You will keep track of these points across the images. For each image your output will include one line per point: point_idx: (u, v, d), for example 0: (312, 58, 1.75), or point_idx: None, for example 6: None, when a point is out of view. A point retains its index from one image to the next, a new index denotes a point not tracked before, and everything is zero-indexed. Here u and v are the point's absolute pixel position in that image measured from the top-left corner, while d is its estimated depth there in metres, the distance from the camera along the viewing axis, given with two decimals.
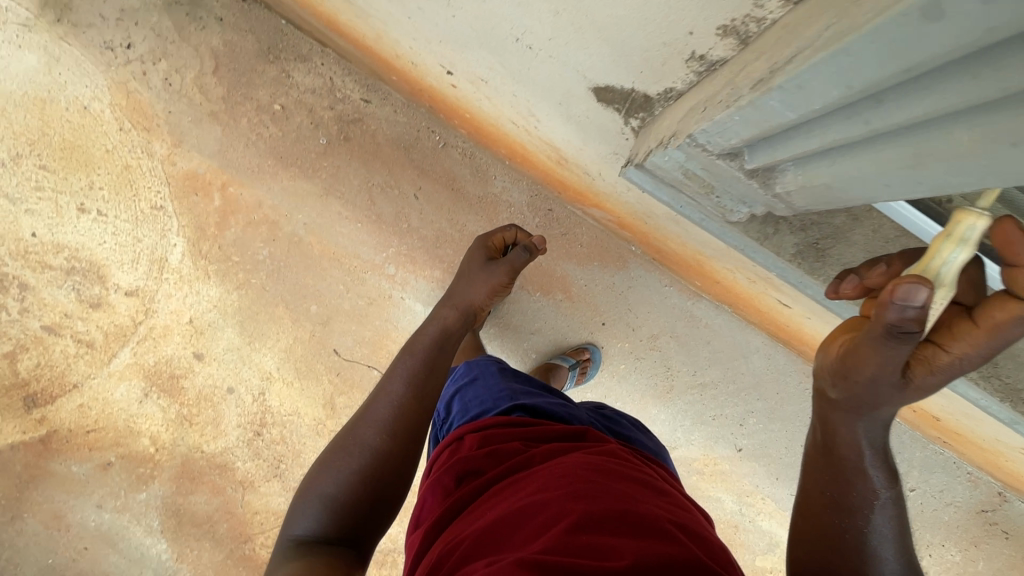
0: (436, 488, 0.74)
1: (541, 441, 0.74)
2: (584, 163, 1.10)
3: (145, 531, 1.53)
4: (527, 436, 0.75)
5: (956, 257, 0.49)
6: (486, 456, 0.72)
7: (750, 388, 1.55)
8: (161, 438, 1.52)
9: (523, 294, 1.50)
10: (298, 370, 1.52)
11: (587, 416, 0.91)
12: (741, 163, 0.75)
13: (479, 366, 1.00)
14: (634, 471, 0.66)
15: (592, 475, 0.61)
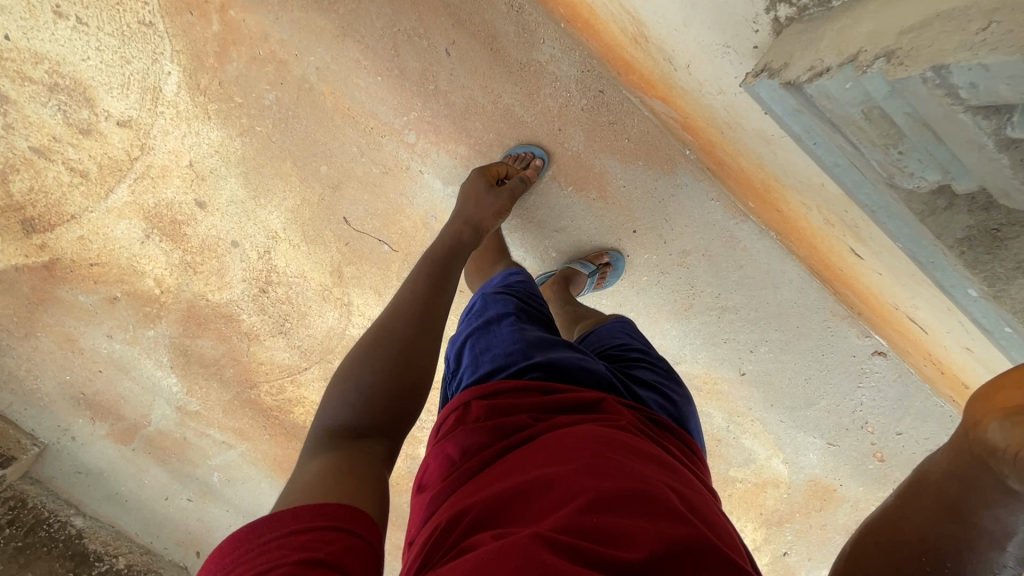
0: (439, 460, 0.68)
1: (558, 403, 0.70)
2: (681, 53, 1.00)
3: (156, 365, 1.59)
4: (540, 404, 0.69)
5: None
6: (494, 426, 0.66)
7: (770, 318, 1.48)
8: (166, 281, 1.49)
9: (553, 186, 1.36)
10: (305, 234, 1.44)
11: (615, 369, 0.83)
12: (971, 115, 0.64)
13: (498, 305, 0.88)
14: (648, 447, 0.64)
15: (607, 451, 0.59)
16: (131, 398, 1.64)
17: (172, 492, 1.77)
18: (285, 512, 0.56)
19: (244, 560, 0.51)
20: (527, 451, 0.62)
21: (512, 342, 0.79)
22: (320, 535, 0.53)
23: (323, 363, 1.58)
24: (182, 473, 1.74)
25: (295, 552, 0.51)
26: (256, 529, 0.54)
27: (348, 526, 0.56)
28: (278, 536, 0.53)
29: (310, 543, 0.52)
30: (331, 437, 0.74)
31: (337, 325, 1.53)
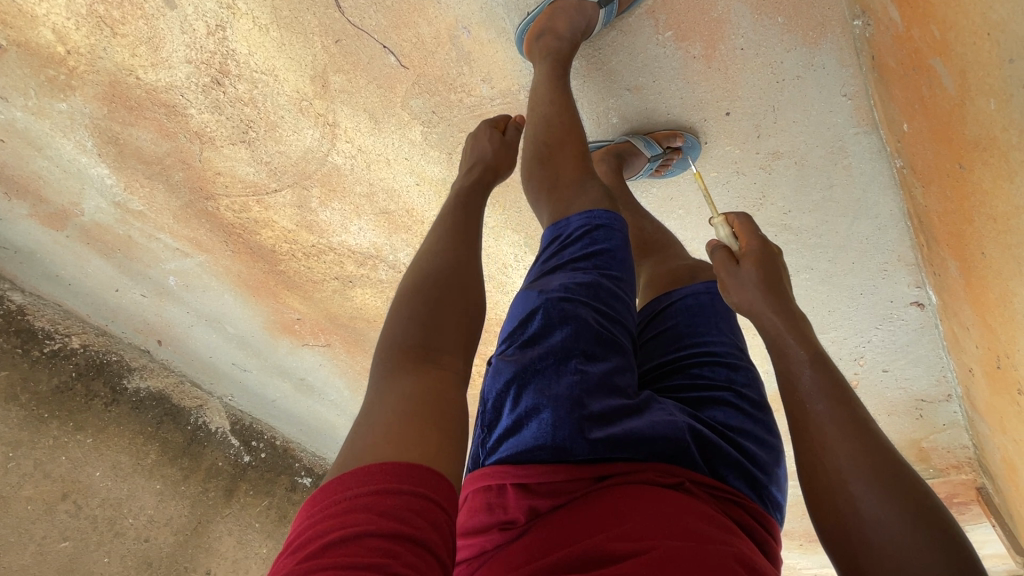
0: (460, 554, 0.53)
1: (617, 469, 0.52)
2: None
3: (77, 147, 1.24)
4: (590, 475, 0.51)
5: (722, 229, 0.80)
6: (531, 517, 0.50)
7: (829, 248, 1.27)
8: (71, 38, 1.06)
9: (645, 25, 0.97)
10: (278, 13, 1.01)
11: (692, 409, 0.61)
12: None
13: (561, 303, 0.60)
14: (712, 515, 0.50)
15: (670, 519, 0.48)
16: (51, 180, 1.33)
17: (123, 286, 1.60)
18: (373, 461, 0.47)
19: (327, 515, 0.44)
20: (562, 530, 0.48)
21: (571, 404, 0.53)
22: (412, 503, 0.45)
23: (297, 188, 1.28)
24: (131, 271, 1.55)
25: (383, 523, 0.43)
26: (342, 482, 0.46)
27: (440, 497, 0.47)
28: (365, 493, 0.45)
29: (398, 513, 0.44)
30: (408, 358, 0.58)
31: (316, 147, 1.19)
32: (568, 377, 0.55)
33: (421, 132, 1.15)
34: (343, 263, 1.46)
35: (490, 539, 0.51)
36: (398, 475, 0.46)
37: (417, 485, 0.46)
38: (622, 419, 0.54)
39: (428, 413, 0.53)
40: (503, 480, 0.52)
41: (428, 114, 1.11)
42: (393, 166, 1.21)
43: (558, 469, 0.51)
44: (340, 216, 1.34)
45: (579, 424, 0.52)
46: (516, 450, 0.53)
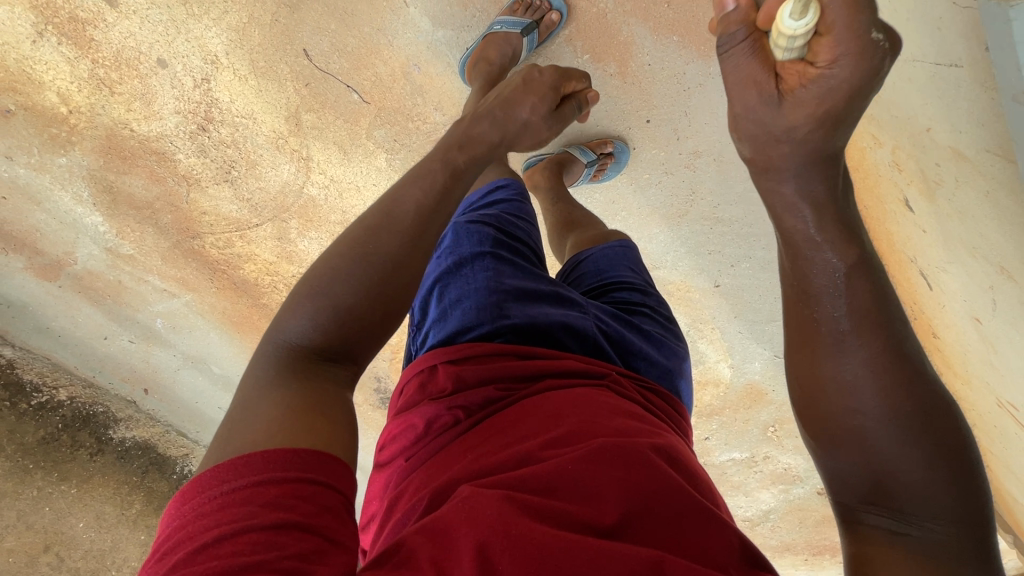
0: (398, 436, 0.60)
1: (538, 355, 0.62)
2: None
3: (73, 198, 1.37)
4: (514, 360, 0.61)
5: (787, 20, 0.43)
6: (460, 398, 0.59)
7: (761, 236, 1.42)
8: (73, 99, 1.21)
9: (566, 51, 1.15)
10: (254, 64, 1.17)
11: (604, 309, 0.73)
12: None
13: (475, 228, 0.73)
14: (632, 408, 0.58)
15: (596, 412, 0.55)
16: (47, 232, 1.44)
17: (112, 333, 1.68)
18: (258, 450, 0.49)
19: (205, 508, 0.46)
20: (496, 430, 0.54)
21: (488, 291, 0.66)
22: (297, 491, 0.47)
23: (277, 221, 1.42)
24: (120, 317, 1.63)
25: (263, 514, 0.45)
26: (215, 476, 0.48)
27: (332, 481, 0.49)
28: (242, 487, 0.47)
29: (280, 501, 0.46)
30: (288, 360, 0.58)
31: (293, 180, 1.34)
32: (485, 272, 0.68)
33: (385, 160, 1.30)
34: None
35: (424, 415, 0.59)
36: (276, 469, 0.48)
37: (302, 472, 0.48)
38: (536, 304, 0.67)
39: (312, 407, 0.54)
40: (437, 358, 0.63)
41: (390, 142, 1.27)
42: (363, 193, 1.35)
43: (481, 343, 0.63)
44: (318, 245, 1.47)
45: (496, 306, 0.65)
46: (443, 333, 0.66)
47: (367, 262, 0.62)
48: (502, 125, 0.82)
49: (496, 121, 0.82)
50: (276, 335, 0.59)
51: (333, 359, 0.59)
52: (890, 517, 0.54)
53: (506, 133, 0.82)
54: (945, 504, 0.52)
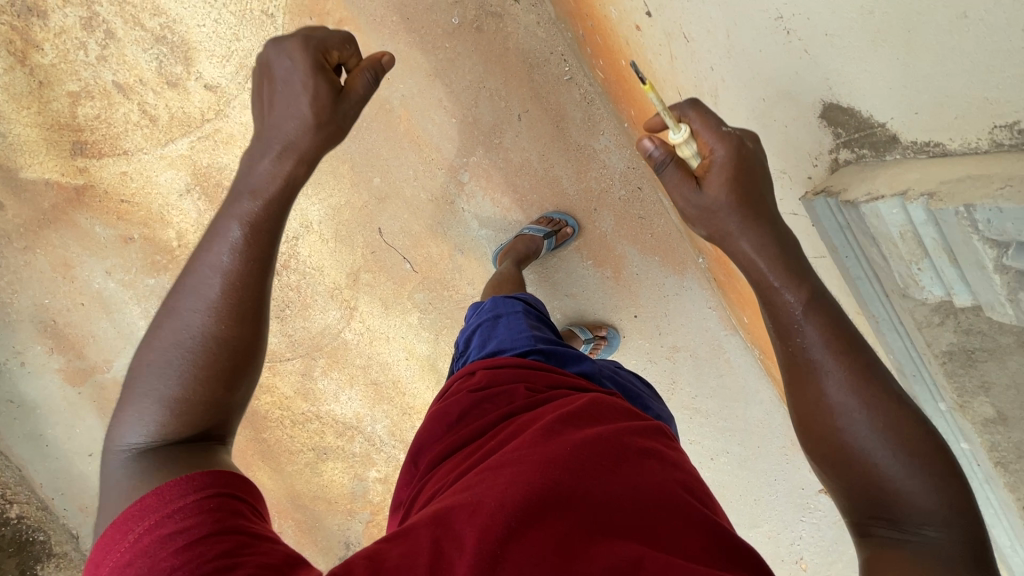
0: (434, 423, 0.76)
1: (553, 375, 0.80)
2: None
3: (141, 313, 1.57)
4: (529, 376, 0.78)
5: (677, 138, 0.60)
6: (491, 395, 0.75)
7: (735, 431, 1.57)
8: (186, 237, 1.53)
9: (575, 256, 1.50)
10: (338, 232, 1.52)
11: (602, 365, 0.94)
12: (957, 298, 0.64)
13: (506, 304, 1.00)
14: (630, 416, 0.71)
15: (594, 417, 0.67)
16: (100, 339, 1.59)
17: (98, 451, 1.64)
18: (144, 494, 0.54)
19: (132, 555, 0.50)
20: (514, 427, 0.67)
21: (521, 330, 0.91)
22: (199, 506, 0.52)
23: (307, 357, 1.59)
24: None
25: (179, 535, 0.50)
26: (119, 532, 0.52)
27: (210, 489, 0.54)
28: (141, 529, 0.51)
29: (185, 520, 0.51)
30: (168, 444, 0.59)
31: (335, 324, 1.57)
32: (518, 321, 0.94)
33: (417, 317, 1.55)
34: (324, 432, 1.64)
35: (460, 407, 0.75)
36: (159, 503, 0.52)
37: (178, 501, 0.53)
38: (556, 344, 0.90)
39: (185, 459, 0.58)
40: (475, 371, 0.83)
41: (426, 304, 1.55)
42: (390, 343, 1.57)
43: (509, 360, 0.82)
44: (335, 385, 1.61)
45: (525, 338, 0.88)
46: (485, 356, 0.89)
47: (203, 350, 0.62)
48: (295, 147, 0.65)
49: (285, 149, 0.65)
50: (119, 448, 0.60)
51: (212, 425, 0.63)
52: (889, 530, 0.58)
53: (300, 151, 0.66)
54: (939, 508, 0.57)
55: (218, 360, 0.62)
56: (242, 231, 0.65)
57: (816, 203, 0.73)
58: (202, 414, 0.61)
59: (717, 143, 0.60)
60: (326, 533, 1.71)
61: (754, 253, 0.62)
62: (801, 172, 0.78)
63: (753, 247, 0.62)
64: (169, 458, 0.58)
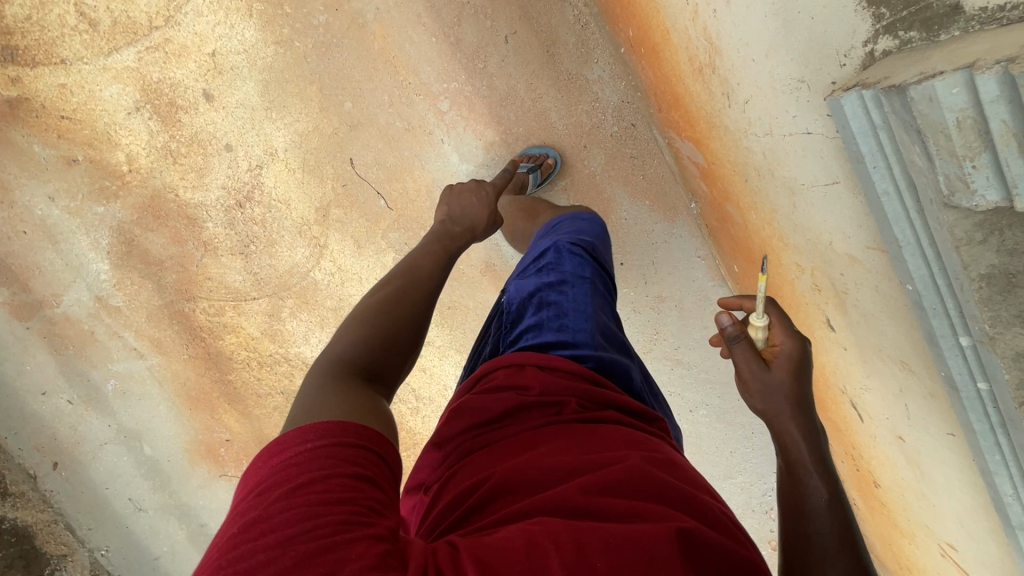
0: (470, 413, 0.70)
1: (609, 391, 0.74)
2: (732, 71, 0.81)
3: (91, 244, 1.46)
4: (580, 385, 0.72)
5: (755, 319, 0.69)
6: (544, 402, 0.69)
7: (715, 384, 1.55)
8: (137, 162, 1.40)
9: (561, 197, 1.40)
10: (306, 162, 1.40)
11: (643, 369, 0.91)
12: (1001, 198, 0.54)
13: (566, 255, 0.91)
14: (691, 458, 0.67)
15: (660, 457, 0.63)
16: (47, 271, 1.47)
17: (53, 389, 1.56)
18: (335, 420, 0.53)
19: (292, 466, 0.48)
20: (575, 450, 0.62)
21: (582, 313, 0.84)
22: (363, 454, 0.51)
23: (274, 298, 1.50)
24: (72, 372, 1.55)
25: (342, 469, 0.48)
26: (298, 434, 0.51)
27: (377, 446, 0.53)
28: (320, 446, 0.50)
29: (351, 459, 0.50)
30: (348, 368, 0.65)
31: (304, 263, 1.47)
32: (582, 294, 0.86)
33: (392, 259, 1.47)
34: (294, 376, 1.58)
35: (509, 408, 0.69)
36: (341, 434, 0.52)
37: (346, 437, 0.51)
38: (615, 337, 0.85)
39: (360, 398, 0.60)
40: (516, 360, 0.76)
41: (401, 245, 1.46)
42: (363, 285, 1.49)
43: (556, 357, 0.75)
44: (305, 328, 1.53)
45: (589, 334, 0.81)
46: (535, 338, 0.80)
47: (400, 308, 0.76)
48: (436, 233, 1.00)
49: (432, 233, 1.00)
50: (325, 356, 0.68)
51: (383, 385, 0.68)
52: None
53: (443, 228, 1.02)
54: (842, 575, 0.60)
55: (407, 317, 0.76)
56: (434, 245, 0.96)
57: (846, 99, 0.63)
58: (385, 363, 0.69)
59: (786, 338, 0.69)
60: None
61: (794, 408, 0.67)
62: (824, 78, 0.68)
63: (801, 434, 0.66)
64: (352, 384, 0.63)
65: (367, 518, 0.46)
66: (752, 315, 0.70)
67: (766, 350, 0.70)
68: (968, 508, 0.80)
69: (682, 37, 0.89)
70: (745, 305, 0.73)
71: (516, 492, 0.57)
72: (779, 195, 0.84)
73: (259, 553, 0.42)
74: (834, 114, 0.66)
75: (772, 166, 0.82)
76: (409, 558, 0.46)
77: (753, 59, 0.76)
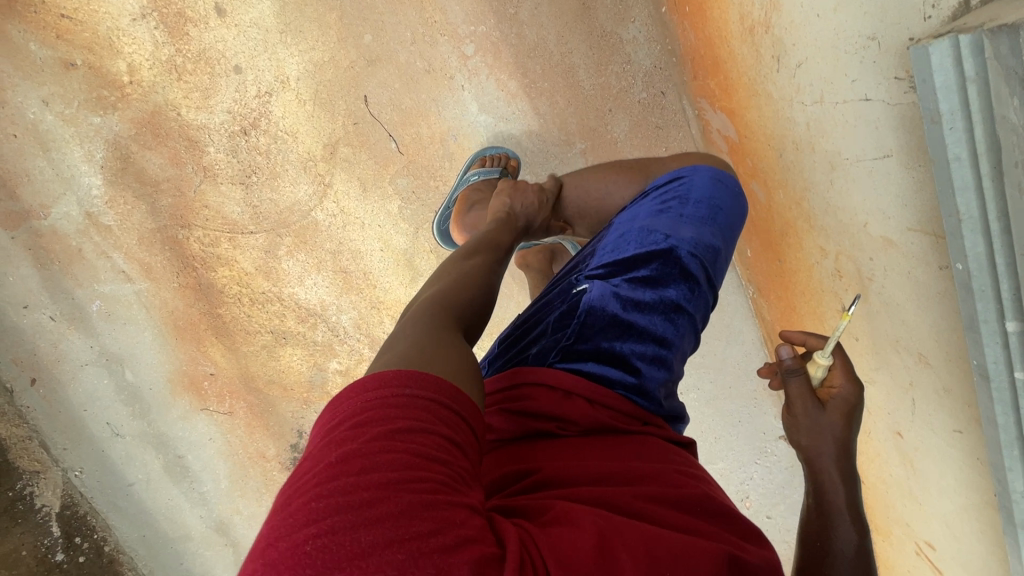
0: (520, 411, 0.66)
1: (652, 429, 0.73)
2: (789, 32, 0.77)
3: (84, 156, 1.39)
4: (626, 425, 0.70)
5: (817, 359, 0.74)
6: (600, 425, 0.67)
7: (710, 369, 1.54)
8: (139, 73, 1.33)
9: (579, 161, 1.35)
10: (318, 94, 1.33)
11: None
12: None
13: (670, 250, 0.88)
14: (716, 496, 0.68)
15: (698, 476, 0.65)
16: (35, 180, 1.40)
17: (34, 304, 1.50)
18: (438, 374, 0.52)
19: (392, 412, 0.46)
20: (626, 460, 0.62)
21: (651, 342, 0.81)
22: (459, 417, 0.50)
23: (272, 234, 1.45)
24: (56, 288, 1.50)
25: (441, 428, 0.47)
26: (399, 378, 0.49)
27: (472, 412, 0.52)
28: (423, 397, 0.48)
29: (449, 419, 0.49)
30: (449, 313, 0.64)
31: (305, 201, 1.42)
32: (661, 318, 0.83)
33: (398, 206, 1.42)
34: (285, 317, 1.54)
35: (565, 416, 0.66)
36: (443, 390, 0.50)
37: (445, 396, 0.50)
38: (671, 367, 0.83)
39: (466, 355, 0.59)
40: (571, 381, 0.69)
41: (408, 192, 1.41)
42: (365, 231, 1.44)
43: (610, 394, 0.70)
44: (300, 268, 1.49)
45: (653, 372, 0.79)
46: (605, 359, 0.76)
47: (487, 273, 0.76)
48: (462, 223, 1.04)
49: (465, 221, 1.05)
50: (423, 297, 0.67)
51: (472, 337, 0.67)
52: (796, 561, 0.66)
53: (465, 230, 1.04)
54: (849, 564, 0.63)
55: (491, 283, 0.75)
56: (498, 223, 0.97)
57: (936, 48, 0.57)
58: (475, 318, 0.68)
59: (845, 383, 0.73)
60: (279, 419, 1.66)
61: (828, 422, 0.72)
62: (901, 33, 0.62)
63: (838, 475, 0.69)
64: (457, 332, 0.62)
65: (457, 485, 0.45)
66: (817, 353, 0.74)
67: (824, 389, 0.75)
68: (961, 509, 0.79)
69: None
70: (811, 343, 0.76)
71: (576, 487, 0.56)
72: (816, 170, 0.82)
73: (365, 493, 0.41)
74: (919, 62, 0.59)
75: (814, 138, 0.80)
76: (496, 531, 0.45)
77: (818, 15, 0.71)
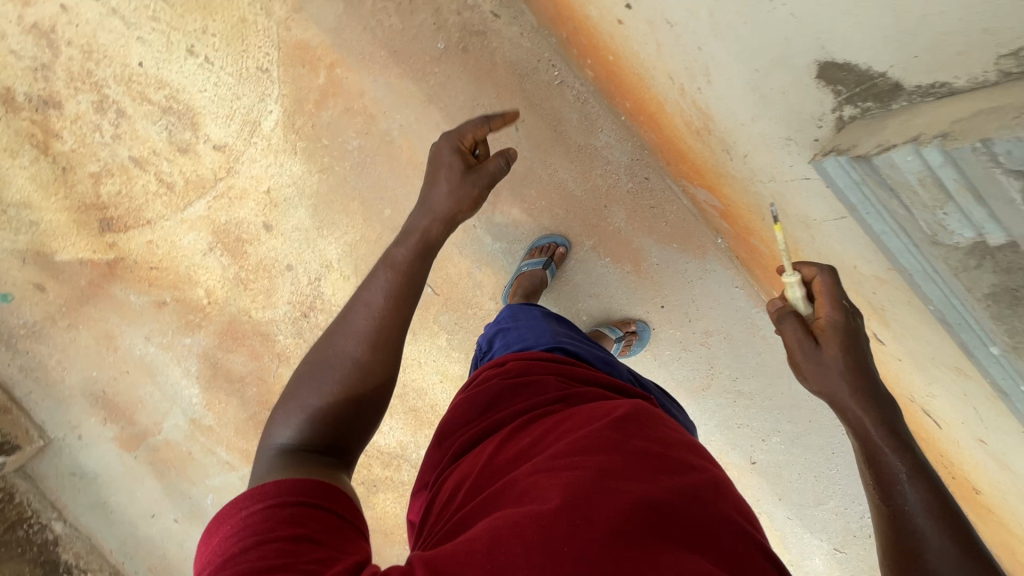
0: (463, 413, 0.79)
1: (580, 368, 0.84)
2: (727, 141, 0.93)
3: (182, 373, 1.63)
4: (546, 367, 0.81)
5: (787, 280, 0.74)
6: (522, 390, 0.77)
7: (785, 410, 1.53)
8: (215, 293, 1.59)
9: (591, 255, 1.49)
10: (356, 267, 1.55)
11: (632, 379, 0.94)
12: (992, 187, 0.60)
13: (523, 309, 1.04)
14: (654, 417, 0.69)
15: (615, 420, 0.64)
16: (147, 403, 1.64)
17: (160, 511, 1.69)
18: (270, 484, 0.56)
19: (231, 545, 0.50)
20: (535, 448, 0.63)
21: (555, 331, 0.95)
22: (301, 511, 0.53)
23: None
24: (175, 492, 1.69)
25: (286, 525, 0.51)
26: (236, 509, 0.54)
27: (319, 496, 0.56)
28: (258, 512, 0.53)
29: (293, 517, 0.52)
30: (291, 453, 0.65)
31: None
32: (550, 322, 0.99)
33: (446, 339, 1.57)
34: (371, 465, 1.66)
35: (490, 405, 0.77)
36: (279, 495, 0.54)
37: (283, 500, 0.54)
38: (593, 349, 0.95)
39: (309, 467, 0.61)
40: (480, 383, 0.84)
41: (452, 325, 1.56)
42: (423, 368, 1.59)
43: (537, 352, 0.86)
44: None
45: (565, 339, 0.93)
46: (522, 347, 0.92)
47: (347, 372, 0.71)
48: (434, 210, 0.83)
49: (426, 208, 0.84)
50: (268, 448, 0.67)
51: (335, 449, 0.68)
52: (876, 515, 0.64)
53: (436, 214, 0.83)
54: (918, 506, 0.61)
55: (353, 380, 0.71)
56: (386, 274, 0.78)
57: (826, 163, 0.72)
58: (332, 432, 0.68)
59: (830, 308, 0.71)
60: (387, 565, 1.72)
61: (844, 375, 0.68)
62: (808, 137, 0.77)
63: (861, 408, 0.66)
64: (305, 457, 0.64)
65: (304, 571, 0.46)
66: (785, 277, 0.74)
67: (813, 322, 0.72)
68: None
69: (675, 106, 0.99)
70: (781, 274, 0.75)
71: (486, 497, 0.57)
72: (797, 229, 0.92)
73: None
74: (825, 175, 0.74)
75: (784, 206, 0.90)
76: None
77: (741, 123, 0.86)
